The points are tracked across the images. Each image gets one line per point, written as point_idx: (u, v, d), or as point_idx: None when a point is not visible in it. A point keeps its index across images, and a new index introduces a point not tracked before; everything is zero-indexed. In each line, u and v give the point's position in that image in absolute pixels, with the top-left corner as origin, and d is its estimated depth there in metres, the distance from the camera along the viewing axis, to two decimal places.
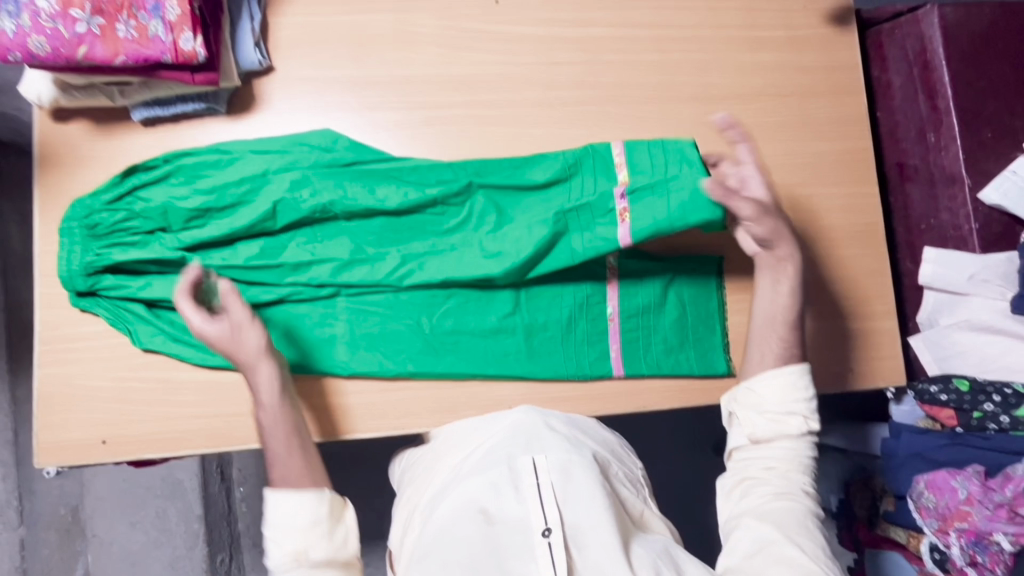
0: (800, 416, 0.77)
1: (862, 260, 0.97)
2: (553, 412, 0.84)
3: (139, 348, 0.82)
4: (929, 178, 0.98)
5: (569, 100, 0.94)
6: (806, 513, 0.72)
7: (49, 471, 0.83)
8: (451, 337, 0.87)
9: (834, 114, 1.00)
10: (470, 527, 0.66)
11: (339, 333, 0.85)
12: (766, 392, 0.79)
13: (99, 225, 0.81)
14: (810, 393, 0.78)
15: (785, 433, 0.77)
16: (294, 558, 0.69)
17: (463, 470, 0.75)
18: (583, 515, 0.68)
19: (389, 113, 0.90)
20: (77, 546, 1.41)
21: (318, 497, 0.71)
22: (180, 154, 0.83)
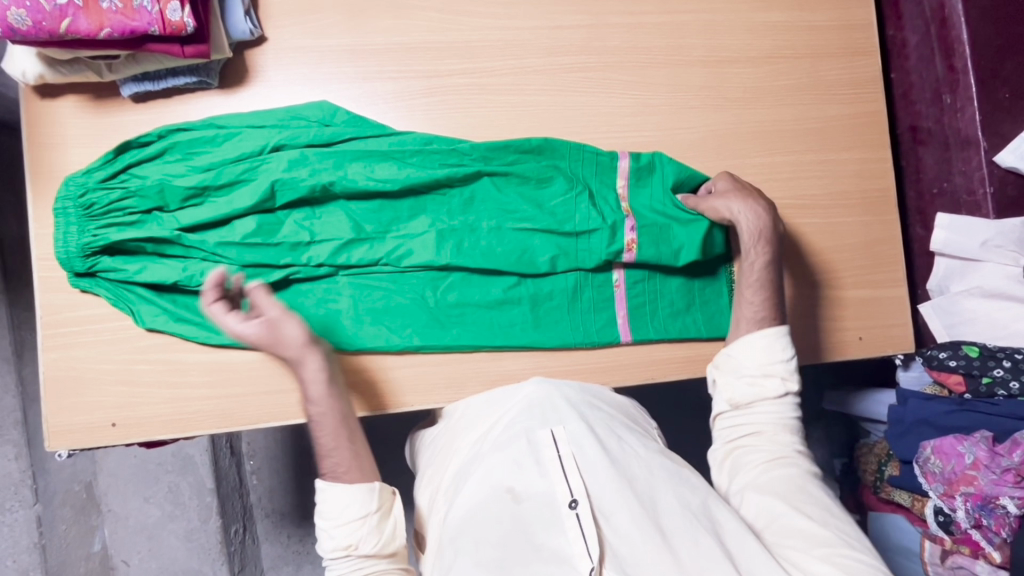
0: (778, 377, 0.79)
1: (873, 227, 0.96)
2: (566, 380, 0.84)
3: (144, 329, 0.81)
4: (943, 141, 0.95)
5: (574, 66, 0.91)
6: (803, 475, 0.74)
7: (59, 454, 0.83)
8: (456, 310, 0.86)
9: (846, 75, 0.97)
10: (498, 506, 0.69)
11: (344, 309, 0.84)
12: (742, 356, 0.81)
13: (94, 204, 0.78)
14: (790, 353, 0.80)
15: (764, 395, 0.79)
16: (344, 550, 0.73)
17: (483, 447, 0.77)
18: (606, 483, 0.69)
19: (387, 83, 0.87)
20: (93, 521, 1.43)
21: (366, 493, 0.75)
22: (174, 128, 0.81)
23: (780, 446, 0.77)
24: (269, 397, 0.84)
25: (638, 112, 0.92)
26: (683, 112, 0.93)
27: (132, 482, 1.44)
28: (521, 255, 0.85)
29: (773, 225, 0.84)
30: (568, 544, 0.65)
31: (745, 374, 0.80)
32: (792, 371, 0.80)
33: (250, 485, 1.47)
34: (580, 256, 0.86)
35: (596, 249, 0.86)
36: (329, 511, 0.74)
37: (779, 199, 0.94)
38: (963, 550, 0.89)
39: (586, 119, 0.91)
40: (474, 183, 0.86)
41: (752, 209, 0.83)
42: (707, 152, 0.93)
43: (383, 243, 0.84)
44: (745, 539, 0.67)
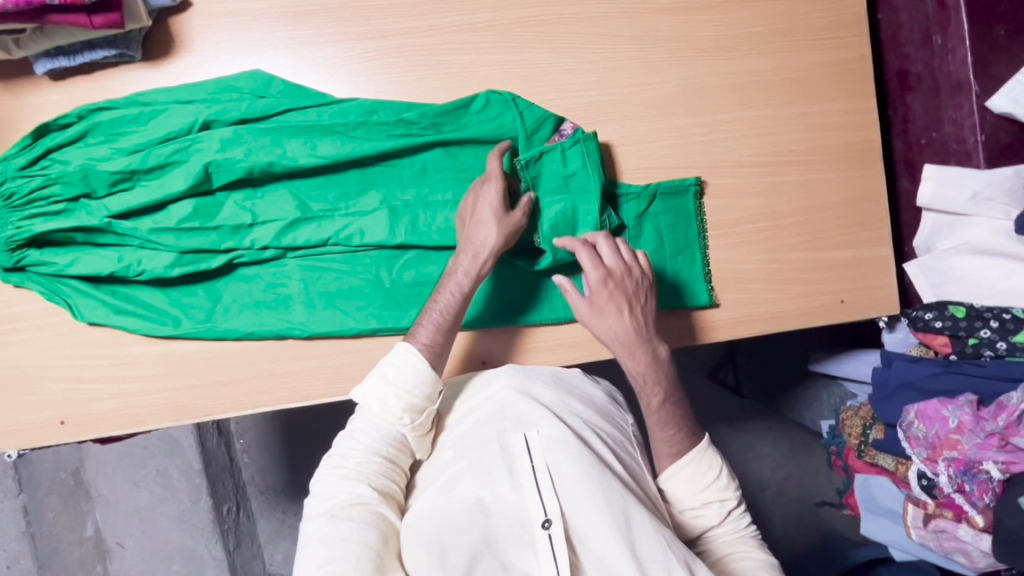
0: (716, 501, 0.74)
1: (857, 183, 0.90)
2: (538, 372, 0.81)
3: (84, 323, 0.77)
4: (932, 87, 0.88)
5: (530, 19, 0.84)
6: (762, 564, 0.70)
7: (12, 453, 0.81)
8: (413, 289, 0.81)
9: (829, 17, 0.89)
10: (466, 517, 0.66)
11: (294, 293, 0.80)
12: (671, 491, 0.75)
13: (15, 193, 0.73)
14: (716, 467, 0.75)
15: (708, 523, 0.74)
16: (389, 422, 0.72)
17: (453, 447, 0.74)
18: (581, 499, 0.66)
19: (327, 47, 0.81)
20: (83, 506, 1.43)
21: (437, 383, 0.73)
22: (95, 109, 0.75)
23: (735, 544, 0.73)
24: (223, 388, 0.80)
25: (602, 68, 0.85)
26: (651, 67, 0.86)
27: (119, 467, 1.43)
28: None
29: (662, 350, 0.77)
30: (538, 566, 0.63)
31: (681, 502, 0.75)
32: (726, 484, 0.75)
33: (241, 463, 1.45)
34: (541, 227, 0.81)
35: (556, 218, 0.81)
36: (392, 385, 0.72)
37: (755, 157, 0.88)
38: (946, 514, 0.87)
39: (546, 78, 0.84)
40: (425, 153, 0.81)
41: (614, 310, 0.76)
42: (679, 109, 0.87)
43: (333, 223, 0.79)
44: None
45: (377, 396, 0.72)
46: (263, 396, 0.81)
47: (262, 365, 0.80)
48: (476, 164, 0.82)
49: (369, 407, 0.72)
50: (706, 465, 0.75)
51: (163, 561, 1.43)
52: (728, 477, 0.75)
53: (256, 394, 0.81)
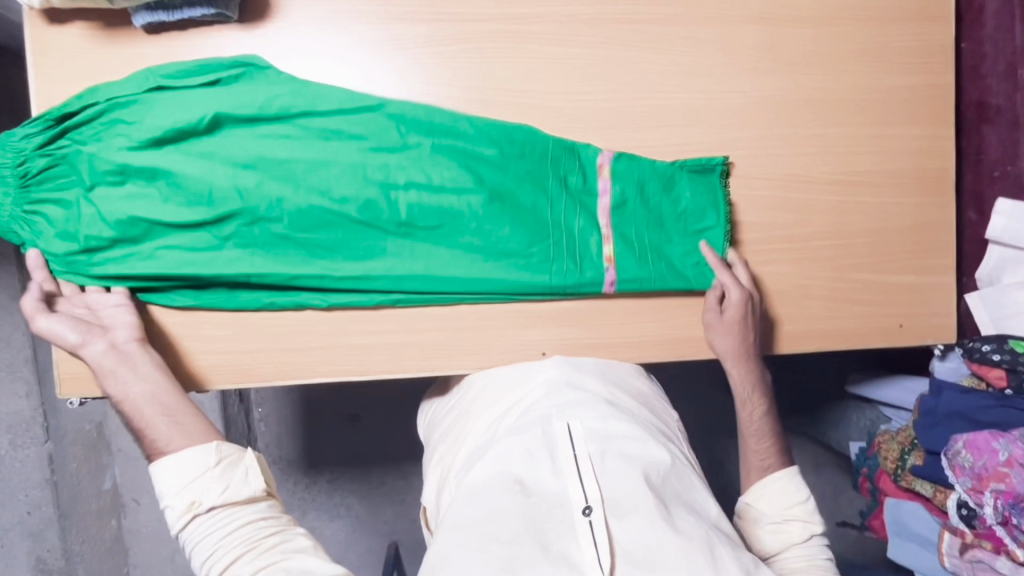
0: (800, 520, 0.78)
1: (926, 210, 0.90)
2: (586, 360, 0.84)
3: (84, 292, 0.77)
4: (1012, 121, 0.88)
5: (621, 17, 0.84)
6: None
7: (72, 401, 0.82)
8: (434, 262, 0.81)
9: (917, 43, 0.89)
10: (508, 497, 0.67)
11: (313, 266, 0.79)
12: (763, 504, 0.80)
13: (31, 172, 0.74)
14: (806, 494, 0.80)
15: (789, 543, 0.78)
16: (187, 511, 0.66)
17: (500, 430, 0.75)
18: (620, 488, 0.67)
19: (418, 26, 0.81)
20: (104, 460, 1.44)
21: (209, 448, 0.68)
22: (111, 88, 0.75)
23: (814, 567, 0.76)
24: (287, 355, 0.81)
25: (689, 71, 0.86)
26: (735, 75, 0.86)
27: None
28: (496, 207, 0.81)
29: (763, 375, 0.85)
30: (579, 551, 0.62)
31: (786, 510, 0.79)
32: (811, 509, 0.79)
33: (257, 433, 1.43)
34: (547, 211, 0.82)
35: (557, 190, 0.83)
36: (174, 478, 0.67)
37: (829, 173, 0.88)
38: (984, 545, 0.88)
39: (633, 76, 0.85)
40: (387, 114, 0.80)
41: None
42: (757, 122, 0.87)
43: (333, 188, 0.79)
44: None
45: (170, 501, 0.67)
46: (324, 365, 0.82)
47: (330, 336, 0.82)
48: (475, 128, 0.81)
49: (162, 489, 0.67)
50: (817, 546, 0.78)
51: None
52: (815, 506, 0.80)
53: (318, 362, 0.82)
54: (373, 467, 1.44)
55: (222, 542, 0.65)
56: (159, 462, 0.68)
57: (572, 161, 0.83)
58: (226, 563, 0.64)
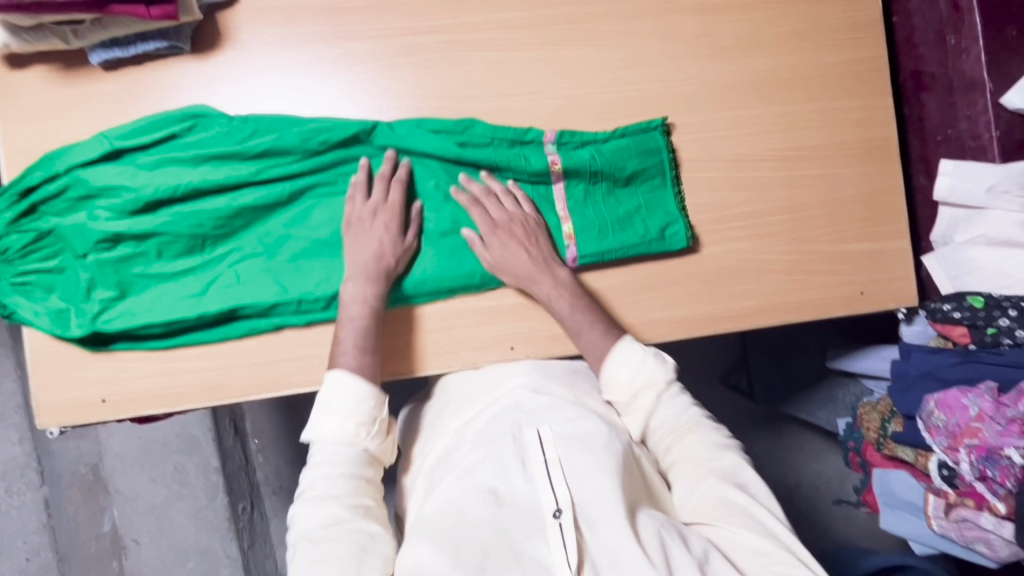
0: (649, 387, 0.80)
1: (875, 178, 0.93)
2: (555, 368, 0.86)
3: (89, 351, 0.81)
4: (947, 85, 0.91)
5: (559, 18, 0.88)
6: (727, 484, 0.72)
7: (52, 431, 0.83)
8: (403, 266, 0.83)
9: (847, 19, 0.93)
10: (480, 507, 0.67)
11: (284, 284, 0.82)
12: (614, 377, 0.80)
13: (13, 250, 0.78)
14: (656, 356, 0.80)
15: (648, 411, 0.79)
16: (347, 441, 0.72)
17: (468, 440, 0.76)
18: (589, 490, 0.67)
19: (366, 43, 0.85)
20: (101, 502, 1.38)
21: (379, 400, 0.75)
22: (70, 158, 0.78)
23: (681, 430, 0.78)
24: (261, 369, 0.83)
25: (630, 64, 0.89)
26: (675, 64, 0.90)
27: (138, 462, 1.38)
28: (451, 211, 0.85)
29: (562, 274, 0.84)
30: (550, 554, 0.63)
31: (630, 378, 0.80)
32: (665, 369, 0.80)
33: (256, 463, 1.41)
34: None
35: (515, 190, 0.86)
36: (338, 403, 0.73)
37: (775, 151, 0.91)
38: (967, 503, 0.88)
39: (576, 73, 0.88)
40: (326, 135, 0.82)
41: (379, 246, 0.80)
42: (701, 108, 0.90)
43: (295, 215, 0.83)
44: (754, 502, 0.70)
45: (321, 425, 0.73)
46: (295, 377, 0.83)
47: (303, 346, 0.84)
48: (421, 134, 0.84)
49: (320, 425, 0.73)
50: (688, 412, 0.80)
51: (178, 558, 1.38)
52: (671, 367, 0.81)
53: (290, 374, 0.83)
54: None
55: (343, 475, 0.70)
56: (338, 376, 0.74)
57: (520, 159, 0.86)
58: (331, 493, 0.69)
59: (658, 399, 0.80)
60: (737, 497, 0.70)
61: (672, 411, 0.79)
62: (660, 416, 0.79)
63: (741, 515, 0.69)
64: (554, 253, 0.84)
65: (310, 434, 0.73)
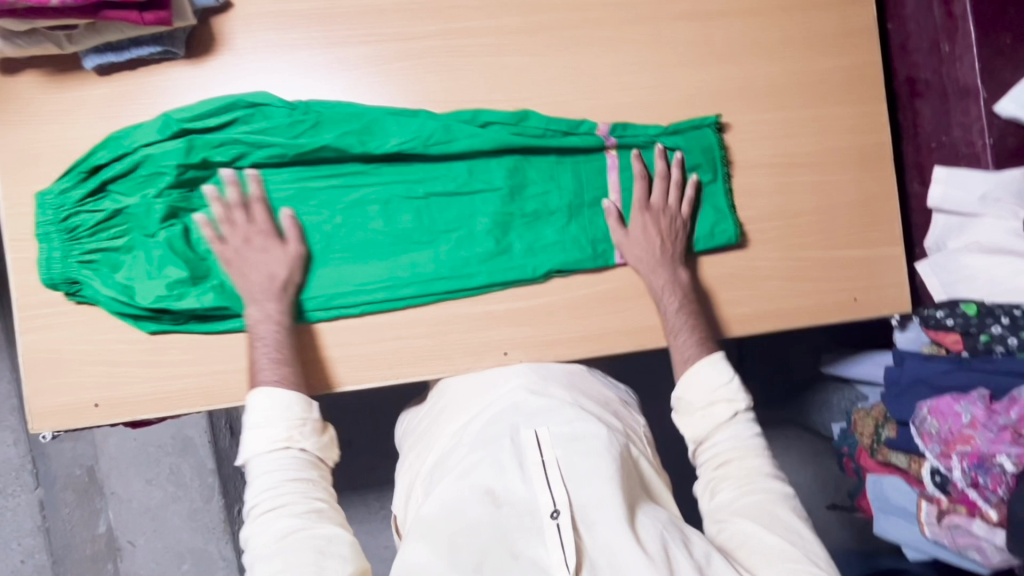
0: (725, 401, 0.81)
1: (868, 185, 0.93)
2: (553, 367, 0.86)
3: (145, 333, 0.82)
4: (941, 93, 0.92)
5: (553, 24, 0.88)
6: (774, 501, 0.75)
7: (45, 436, 0.83)
8: (451, 257, 0.85)
9: (841, 26, 0.93)
10: (478, 508, 0.68)
11: (338, 273, 0.83)
12: (690, 391, 0.82)
13: (79, 227, 0.80)
14: (730, 374, 0.82)
15: (717, 422, 0.81)
16: (283, 445, 0.74)
17: (465, 441, 0.77)
18: (588, 492, 0.69)
19: (360, 48, 0.85)
20: (97, 504, 1.38)
21: (307, 403, 0.77)
22: (136, 138, 0.79)
23: (745, 448, 0.80)
24: None
25: (624, 70, 0.89)
26: (669, 70, 0.90)
27: (133, 464, 1.38)
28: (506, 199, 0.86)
29: (683, 274, 0.87)
30: (547, 554, 0.65)
31: (707, 390, 0.81)
32: (737, 389, 0.82)
33: None
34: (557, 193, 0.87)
35: (581, 179, 0.87)
36: (264, 419, 0.74)
37: (769, 158, 0.91)
38: (959, 510, 0.88)
39: (570, 79, 0.88)
40: (378, 131, 0.84)
41: (284, 265, 0.80)
42: (695, 114, 0.90)
43: (353, 207, 0.84)
44: (802, 522, 0.73)
45: (259, 439, 0.74)
46: None
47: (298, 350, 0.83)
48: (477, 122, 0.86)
49: (253, 441, 0.74)
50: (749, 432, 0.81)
51: (173, 560, 1.38)
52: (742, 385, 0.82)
53: None
54: (370, 491, 1.37)
55: (285, 485, 0.72)
56: (258, 394, 0.75)
57: (577, 148, 0.87)
58: (274, 505, 0.71)
59: (732, 416, 0.81)
60: (787, 517, 0.73)
61: (741, 432, 0.81)
62: (729, 431, 0.81)
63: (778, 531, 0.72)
64: (683, 254, 0.87)
65: (247, 452, 0.74)
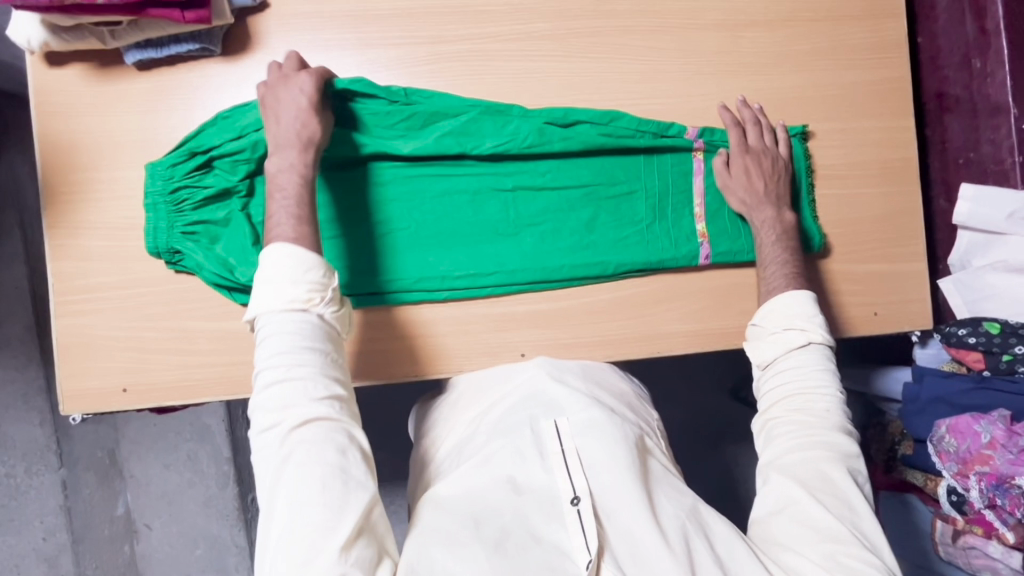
0: (801, 329, 0.81)
1: (893, 199, 0.92)
2: (570, 362, 0.86)
3: (239, 305, 0.85)
4: (970, 109, 0.91)
5: (581, 31, 0.89)
6: (832, 459, 0.74)
7: (75, 418, 0.86)
8: (526, 249, 0.87)
9: (870, 39, 0.92)
10: (501, 494, 0.70)
11: (416, 261, 0.85)
12: (766, 317, 0.83)
13: (186, 201, 0.83)
14: (812, 308, 0.82)
15: (790, 348, 0.81)
16: (300, 304, 0.69)
17: (485, 429, 0.79)
18: (608, 480, 0.71)
19: (391, 50, 0.87)
20: (116, 486, 1.41)
21: (328, 331, 0.70)
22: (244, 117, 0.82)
23: (812, 387, 0.79)
24: None
25: (650, 78, 0.90)
26: (695, 79, 0.90)
27: (153, 448, 1.41)
28: (590, 195, 0.88)
29: (789, 217, 0.87)
30: (568, 539, 0.67)
31: (783, 315, 0.82)
32: (818, 323, 0.81)
33: None
34: (644, 190, 0.89)
35: (670, 180, 0.89)
36: (283, 343, 0.67)
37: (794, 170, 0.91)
38: (975, 531, 0.87)
39: (596, 86, 0.89)
40: (476, 131, 0.85)
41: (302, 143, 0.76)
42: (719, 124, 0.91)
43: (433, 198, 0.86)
44: (855, 485, 0.73)
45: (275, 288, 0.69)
46: None
47: None
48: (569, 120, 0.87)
49: (264, 306, 0.69)
50: (826, 367, 0.80)
51: (188, 544, 1.42)
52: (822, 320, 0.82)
53: None
54: (379, 483, 1.38)
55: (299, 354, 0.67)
56: (280, 248, 0.70)
57: (669, 148, 0.89)
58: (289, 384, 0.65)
59: (806, 344, 0.80)
60: (842, 479, 0.73)
61: (809, 367, 0.80)
62: (794, 360, 0.81)
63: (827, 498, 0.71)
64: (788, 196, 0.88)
65: (257, 310, 0.69)
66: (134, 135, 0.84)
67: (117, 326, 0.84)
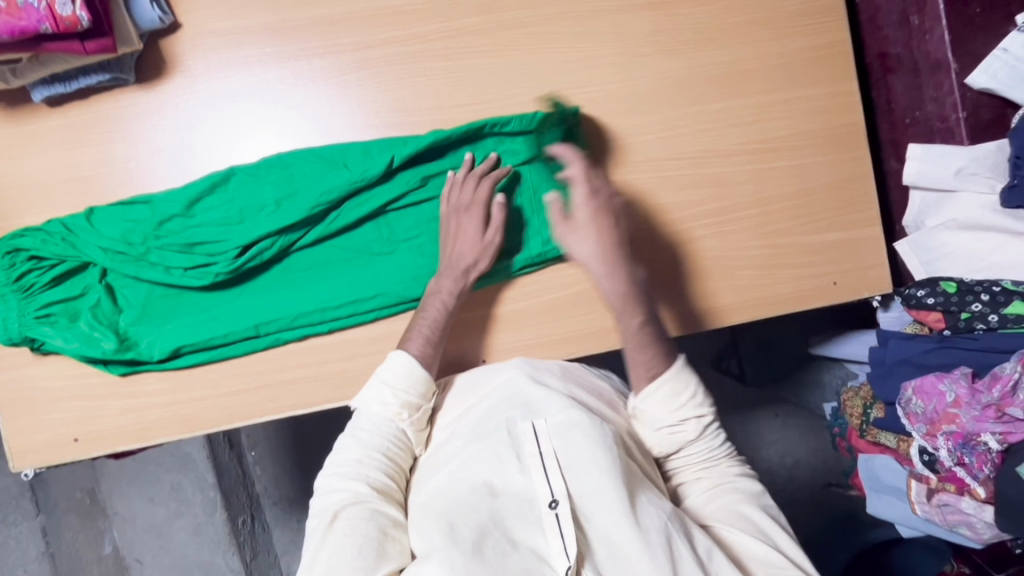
0: (693, 417, 0.76)
1: (841, 166, 0.91)
2: (549, 364, 0.84)
3: (116, 376, 0.81)
4: (912, 67, 0.90)
5: (511, 22, 0.86)
6: (743, 500, 0.73)
7: (28, 472, 0.83)
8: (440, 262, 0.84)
9: (806, 5, 0.91)
10: (475, 497, 0.67)
11: (325, 286, 0.82)
12: (653, 407, 0.76)
13: (66, 266, 0.80)
14: (695, 387, 0.76)
15: (685, 438, 0.76)
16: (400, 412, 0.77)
17: (462, 432, 0.76)
18: (587, 482, 0.67)
19: (316, 60, 0.83)
20: (100, 525, 1.37)
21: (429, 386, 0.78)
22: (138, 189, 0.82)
23: (711, 450, 0.78)
24: (230, 400, 0.82)
25: (586, 65, 0.87)
26: (632, 63, 0.88)
27: (134, 484, 1.37)
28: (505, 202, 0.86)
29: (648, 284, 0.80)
30: (547, 544, 0.64)
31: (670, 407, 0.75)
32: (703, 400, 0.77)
33: (253, 476, 1.38)
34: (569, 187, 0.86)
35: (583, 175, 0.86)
36: (391, 382, 0.76)
37: (741, 145, 0.90)
38: (949, 488, 0.87)
39: (531, 78, 0.86)
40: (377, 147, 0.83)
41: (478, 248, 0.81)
42: (662, 105, 0.88)
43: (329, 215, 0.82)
44: (774, 522, 0.71)
45: (378, 414, 0.76)
46: (268, 403, 0.83)
47: (273, 372, 0.83)
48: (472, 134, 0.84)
49: (374, 402, 0.77)
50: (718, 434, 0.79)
51: None
52: (704, 396, 0.77)
53: (263, 401, 0.83)
54: None
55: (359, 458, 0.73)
56: (398, 355, 0.78)
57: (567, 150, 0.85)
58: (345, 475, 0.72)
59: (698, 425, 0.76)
60: (758, 517, 0.71)
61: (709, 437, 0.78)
62: (694, 440, 0.78)
63: (753, 530, 0.70)
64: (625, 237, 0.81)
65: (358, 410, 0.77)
66: (54, 176, 0.81)
67: (60, 376, 0.81)
